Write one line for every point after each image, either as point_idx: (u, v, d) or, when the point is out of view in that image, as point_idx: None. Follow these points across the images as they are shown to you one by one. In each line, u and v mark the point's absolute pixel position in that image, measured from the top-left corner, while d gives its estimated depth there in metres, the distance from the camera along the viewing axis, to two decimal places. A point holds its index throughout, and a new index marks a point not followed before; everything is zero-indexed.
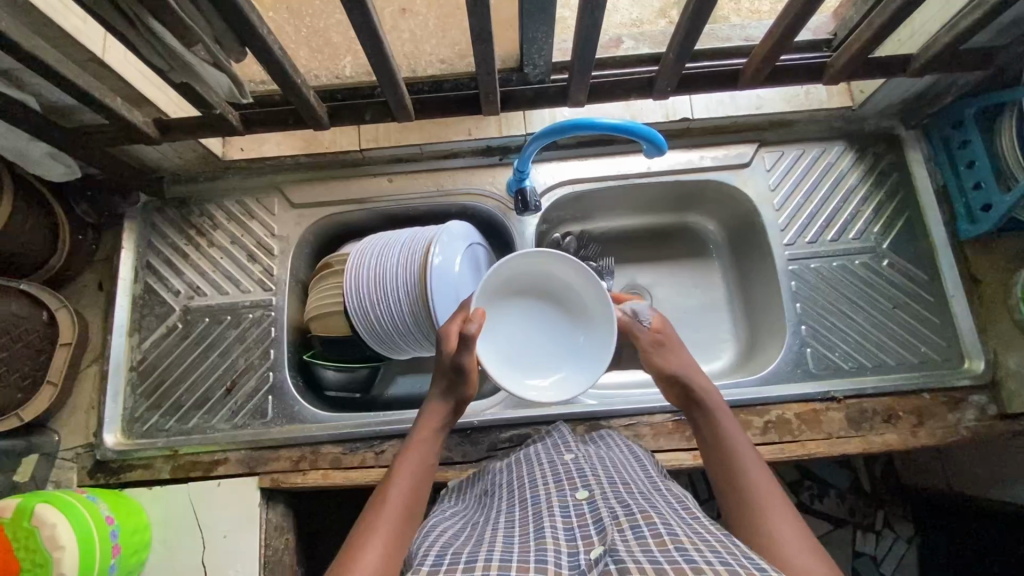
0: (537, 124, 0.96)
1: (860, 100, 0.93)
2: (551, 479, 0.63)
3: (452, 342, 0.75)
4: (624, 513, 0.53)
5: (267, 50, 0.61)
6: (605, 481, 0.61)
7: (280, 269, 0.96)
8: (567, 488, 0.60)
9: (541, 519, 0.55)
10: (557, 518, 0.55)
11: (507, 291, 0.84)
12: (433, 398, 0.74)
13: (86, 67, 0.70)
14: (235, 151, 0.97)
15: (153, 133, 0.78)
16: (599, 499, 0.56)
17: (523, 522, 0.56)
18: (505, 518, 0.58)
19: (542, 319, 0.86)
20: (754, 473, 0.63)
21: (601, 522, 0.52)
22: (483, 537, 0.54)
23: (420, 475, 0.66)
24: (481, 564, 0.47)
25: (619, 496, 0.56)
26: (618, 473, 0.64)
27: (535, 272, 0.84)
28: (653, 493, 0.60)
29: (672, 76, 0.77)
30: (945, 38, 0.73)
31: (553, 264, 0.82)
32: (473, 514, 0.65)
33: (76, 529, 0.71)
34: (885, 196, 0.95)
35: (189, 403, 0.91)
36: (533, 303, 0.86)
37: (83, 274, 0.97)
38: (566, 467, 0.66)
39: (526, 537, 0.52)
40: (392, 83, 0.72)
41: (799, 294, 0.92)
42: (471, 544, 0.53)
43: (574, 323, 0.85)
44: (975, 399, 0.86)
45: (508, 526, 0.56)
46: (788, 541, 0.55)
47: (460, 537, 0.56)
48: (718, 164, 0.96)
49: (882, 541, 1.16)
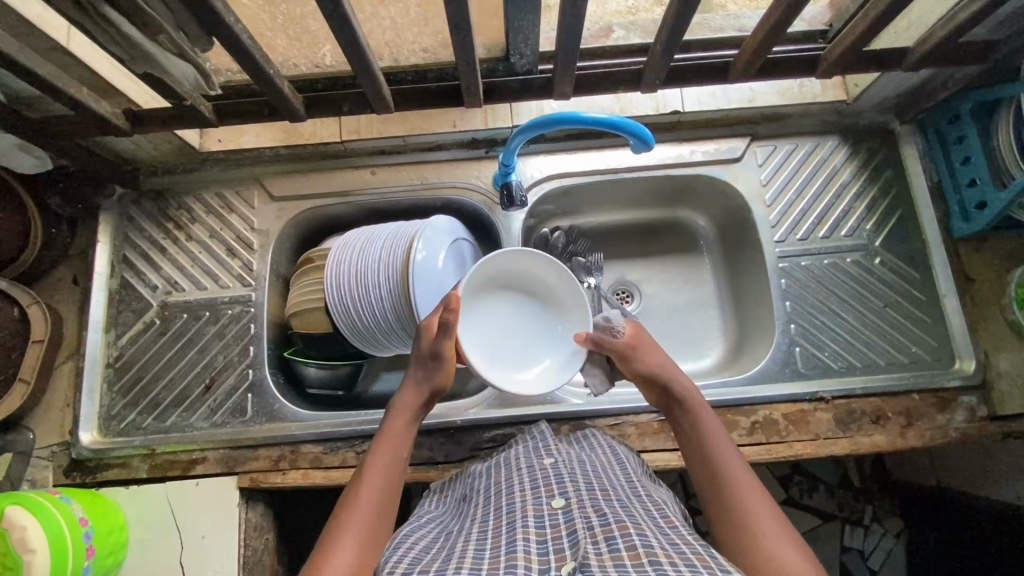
0: (524, 116, 0.94)
1: (855, 94, 0.90)
2: (528, 486, 0.62)
3: (432, 332, 0.74)
4: (599, 524, 0.51)
5: (235, 39, 0.58)
6: (583, 489, 0.59)
7: (260, 264, 0.94)
8: (543, 495, 0.59)
9: (514, 530, 0.53)
10: (530, 528, 0.53)
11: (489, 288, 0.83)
12: (407, 387, 0.73)
13: (50, 56, 0.67)
14: (213, 142, 0.94)
15: (123, 125, 0.75)
16: (575, 509, 0.55)
17: (496, 534, 0.54)
18: (478, 529, 0.57)
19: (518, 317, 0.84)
20: (734, 469, 0.61)
21: (575, 534, 0.51)
22: (455, 552, 0.53)
23: (394, 470, 0.65)
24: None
25: (596, 505, 0.55)
26: (598, 478, 0.63)
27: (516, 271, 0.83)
28: (632, 500, 0.59)
29: (660, 69, 0.74)
30: (943, 31, 0.70)
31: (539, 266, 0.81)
32: (450, 522, 0.64)
33: (48, 532, 0.69)
34: (879, 192, 0.93)
35: (167, 400, 0.90)
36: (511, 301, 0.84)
37: (57, 269, 0.94)
38: (543, 473, 0.64)
39: (497, 551, 0.50)
40: (369, 74, 0.69)
41: (789, 292, 0.91)
42: (441, 561, 0.51)
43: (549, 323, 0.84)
44: (965, 400, 0.85)
45: (481, 539, 0.54)
46: (771, 539, 0.54)
47: (431, 551, 0.55)
48: (709, 158, 0.94)
49: (870, 536, 1.16)
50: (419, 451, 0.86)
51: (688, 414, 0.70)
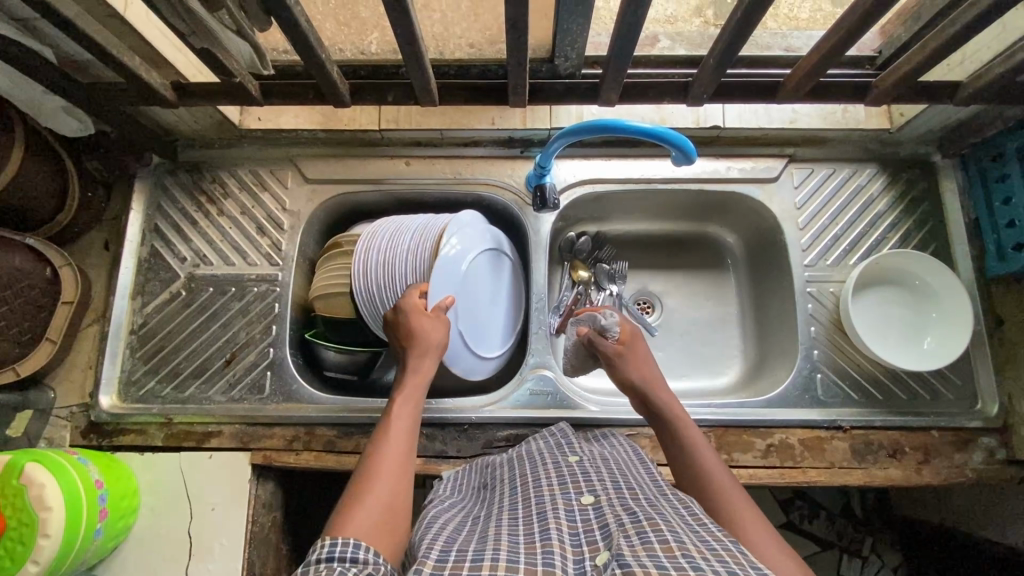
0: (564, 119, 0.94)
1: (899, 123, 0.90)
2: (556, 480, 0.62)
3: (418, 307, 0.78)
4: (630, 521, 0.51)
5: (292, 20, 0.59)
6: (610, 487, 0.59)
7: (289, 244, 0.94)
8: (572, 490, 0.59)
9: (546, 519, 0.53)
10: (562, 520, 0.53)
11: (878, 291, 0.92)
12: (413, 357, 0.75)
13: (107, 23, 0.68)
14: (253, 121, 0.94)
15: (169, 96, 0.76)
16: (605, 505, 0.55)
17: (527, 521, 0.54)
18: (508, 514, 0.57)
19: (897, 320, 0.90)
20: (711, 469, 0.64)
21: (607, 527, 0.50)
22: (486, 534, 0.52)
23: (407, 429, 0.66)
24: (488, 564, 0.46)
25: (625, 503, 0.55)
26: (624, 478, 0.63)
27: (874, 280, 0.92)
28: (660, 499, 0.58)
29: (709, 83, 0.74)
30: (1001, 68, 0.69)
31: (867, 273, 0.91)
32: (475, 509, 0.63)
33: (65, 490, 0.70)
34: (915, 223, 0.92)
35: (187, 371, 0.90)
36: (891, 306, 0.91)
37: (89, 232, 0.95)
38: (570, 469, 0.64)
39: (531, 538, 0.50)
40: (418, 65, 0.69)
41: (815, 317, 0.90)
42: (475, 540, 0.51)
43: (910, 337, 0.89)
44: (984, 442, 0.84)
45: (512, 523, 0.54)
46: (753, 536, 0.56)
47: (462, 532, 0.55)
48: (745, 176, 0.93)
49: (867, 568, 1.11)
50: (432, 444, 0.86)
51: (669, 423, 0.72)
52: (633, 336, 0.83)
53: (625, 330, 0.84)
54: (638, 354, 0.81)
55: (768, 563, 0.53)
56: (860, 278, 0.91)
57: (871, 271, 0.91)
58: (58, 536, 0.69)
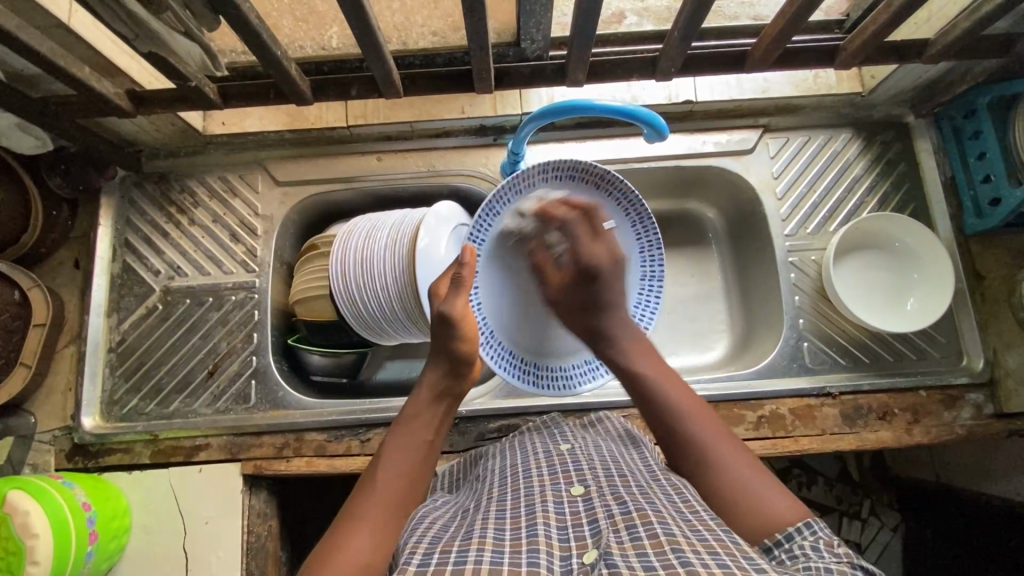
0: (534, 103, 0.92)
1: (871, 86, 0.89)
2: (546, 471, 0.62)
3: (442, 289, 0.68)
4: (620, 512, 0.51)
5: (241, 18, 0.56)
6: (601, 474, 0.59)
7: (264, 250, 0.93)
8: (562, 480, 0.59)
9: (534, 514, 0.53)
10: (550, 514, 0.53)
11: (857, 251, 0.91)
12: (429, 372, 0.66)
13: (51, 34, 0.66)
14: (217, 126, 0.92)
15: (126, 106, 0.74)
16: (595, 496, 0.55)
17: (515, 515, 0.53)
18: (497, 506, 0.57)
19: (880, 277, 0.90)
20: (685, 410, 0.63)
21: (596, 523, 0.50)
22: (473, 529, 0.52)
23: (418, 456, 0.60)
24: (472, 567, 0.45)
25: (615, 492, 0.55)
26: (616, 465, 0.62)
27: (859, 237, 0.90)
28: (652, 487, 0.58)
29: (676, 56, 0.72)
30: (966, 23, 0.69)
31: (867, 225, 0.89)
32: (466, 502, 0.63)
33: (50, 515, 0.69)
34: (892, 185, 0.92)
35: (170, 386, 0.89)
36: (875, 263, 0.91)
37: (58, 251, 0.93)
38: (561, 458, 0.64)
39: (517, 533, 0.50)
40: (378, 57, 0.67)
41: (799, 286, 0.90)
42: (460, 539, 0.50)
43: (894, 294, 0.90)
44: (972, 397, 0.85)
45: (500, 517, 0.54)
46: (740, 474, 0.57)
47: (450, 529, 0.54)
48: (721, 150, 0.93)
49: (867, 530, 1.11)
50: None
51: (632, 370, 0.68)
52: (614, 266, 0.71)
53: (605, 250, 0.72)
54: (615, 281, 0.71)
55: (757, 495, 0.55)
56: (842, 243, 0.91)
57: (856, 229, 0.89)
58: (47, 562, 0.68)
